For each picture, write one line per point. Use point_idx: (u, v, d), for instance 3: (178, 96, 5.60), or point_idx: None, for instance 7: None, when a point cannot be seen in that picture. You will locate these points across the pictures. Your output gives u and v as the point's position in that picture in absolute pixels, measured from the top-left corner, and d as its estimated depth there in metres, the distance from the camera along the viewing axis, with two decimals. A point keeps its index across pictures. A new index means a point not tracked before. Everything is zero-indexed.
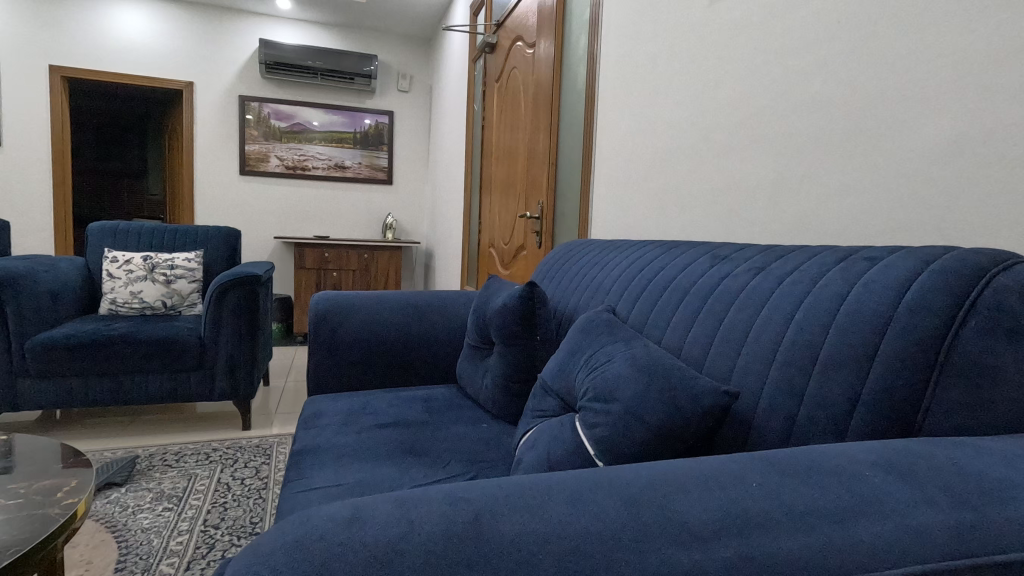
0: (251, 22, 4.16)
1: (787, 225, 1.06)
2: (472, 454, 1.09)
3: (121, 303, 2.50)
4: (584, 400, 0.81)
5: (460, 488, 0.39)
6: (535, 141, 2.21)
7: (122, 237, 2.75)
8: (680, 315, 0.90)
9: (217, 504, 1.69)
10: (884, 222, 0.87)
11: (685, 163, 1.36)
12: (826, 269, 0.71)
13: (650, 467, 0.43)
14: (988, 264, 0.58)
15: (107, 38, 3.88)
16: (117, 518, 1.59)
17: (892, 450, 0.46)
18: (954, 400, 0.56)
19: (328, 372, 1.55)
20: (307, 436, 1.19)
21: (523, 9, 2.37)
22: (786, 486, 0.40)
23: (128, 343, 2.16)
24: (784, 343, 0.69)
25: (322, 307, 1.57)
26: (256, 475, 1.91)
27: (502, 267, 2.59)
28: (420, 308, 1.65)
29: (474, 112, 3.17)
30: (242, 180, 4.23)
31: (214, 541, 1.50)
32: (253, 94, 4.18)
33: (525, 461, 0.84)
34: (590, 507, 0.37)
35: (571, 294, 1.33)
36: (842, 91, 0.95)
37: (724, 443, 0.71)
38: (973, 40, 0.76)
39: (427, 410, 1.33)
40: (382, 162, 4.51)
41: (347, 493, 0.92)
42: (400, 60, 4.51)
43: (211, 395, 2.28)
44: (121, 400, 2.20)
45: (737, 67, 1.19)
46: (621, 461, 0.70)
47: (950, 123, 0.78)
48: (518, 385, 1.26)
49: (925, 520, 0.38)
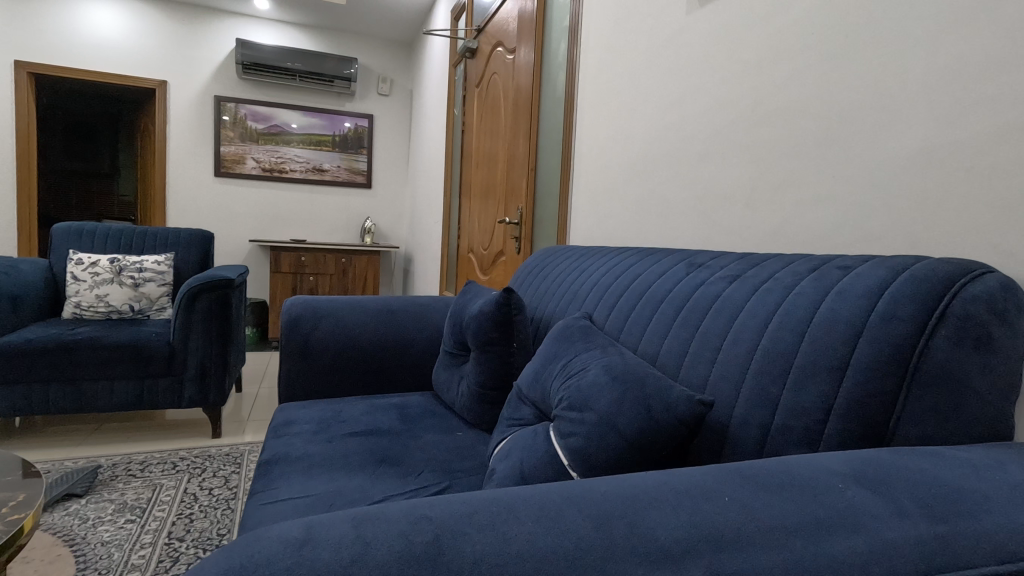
0: (229, 22, 4.09)
1: (762, 235, 1.07)
2: (445, 463, 1.06)
3: (85, 307, 2.42)
4: (559, 409, 0.80)
5: (424, 503, 0.37)
6: (515, 146, 2.20)
7: (89, 239, 2.67)
8: (656, 322, 0.89)
9: (183, 515, 1.63)
10: (856, 232, 0.88)
11: (662, 171, 1.36)
12: (800, 277, 0.71)
13: (620, 479, 0.42)
14: (958, 274, 0.59)
15: (76, 35, 3.77)
16: (75, 531, 1.52)
17: (864, 461, 0.46)
18: (926, 409, 0.56)
19: (300, 380, 1.51)
20: (277, 444, 1.16)
21: (504, 15, 2.37)
22: (758, 499, 0.39)
23: (93, 348, 2.08)
24: (759, 352, 0.68)
25: (295, 312, 1.54)
26: (225, 485, 1.85)
27: (481, 273, 2.58)
28: (396, 313, 1.62)
29: (454, 117, 3.16)
30: (216, 182, 4.15)
31: (179, 554, 1.44)
32: (229, 95, 4.10)
33: (498, 472, 0.82)
34: (556, 525, 0.35)
35: (549, 300, 1.32)
36: (817, 101, 0.96)
37: (699, 454, 0.70)
38: (940, 52, 0.77)
39: (402, 418, 1.30)
40: (361, 166, 4.46)
41: (315, 505, 0.89)
42: (380, 64, 4.47)
43: (179, 402, 2.20)
44: (85, 408, 2.12)
45: (712, 76, 1.20)
46: (595, 472, 0.69)
47: (920, 134, 0.79)
48: (493, 392, 1.24)
49: (896, 533, 0.37)
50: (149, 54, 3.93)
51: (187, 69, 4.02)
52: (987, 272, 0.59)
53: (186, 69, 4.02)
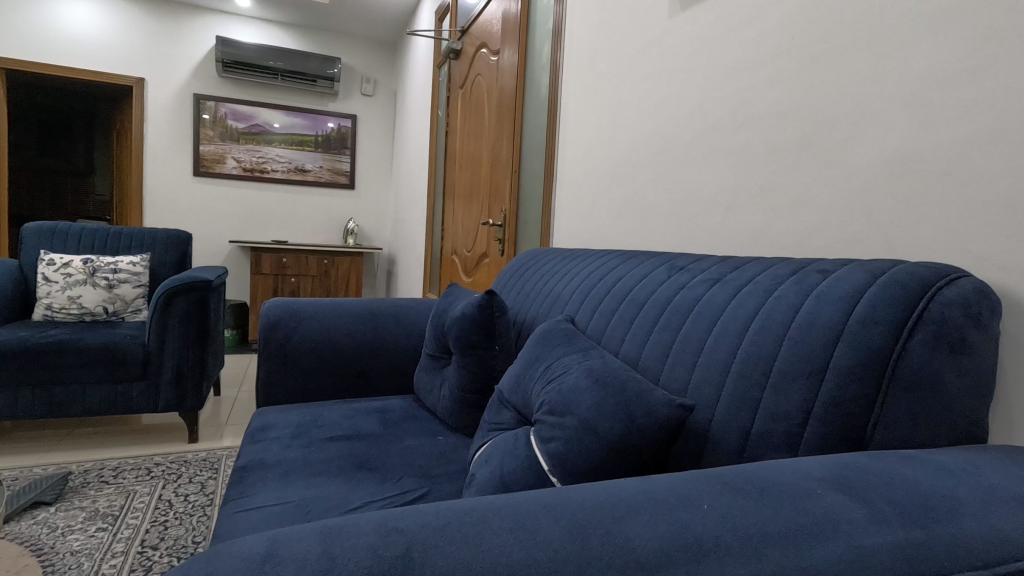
0: (209, 20, 4.02)
1: (742, 239, 1.07)
2: (426, 468, 1.05)
3: (57, 309, 2.35)
4: (540, 414, 0.79)
5: (395, 515, 0.36)
6: (498, 148, 2.19)
7: (61, 239, 2.59)
8: (637, 326, 0.89)
9: (157, 523, 1.59)
10: (835, 235, 0.89)
11: (645, 174, 1.36)
12: (780, 281, 0.71)
13: (600, 487, 0.41)
14: (934, 278, 0.59)
15: (49, 30, 3.67)
16: (43, 540, 1.47)
17: (843, 466, 0.46)
18: (903, 413, 0.56)
19: (279, 384, 1.48)
20: (254, 449, 1.13)
21: (488, 17, 2.37)
22: (735, 506, 0.39)
23: (64, 352, 2.02)
24: (739, 356, 0.68)
25: (273, 314, 1.51)
26: (201, 492, 1.81)
27: (465, 275, 2.56)
28: (376, 316, 1.60)
29: (438, 118, 3.14)
30: (195, 182, 4.07)
31: (151, 563, 1.40)
32: (209, 93, 4.04)
33: (478, 478, 0.81)
34: (532, 537, 0.34)
35: (531, 303, 1.31)
36: (797, 106, 0.97)
37: (679, 458, 0.70)
38: (916, 59, 0.78)
39: (383, 422, 1.29)
40: (344, 166, 4.41)
41: (291, 513, 0.87)
42: (364, 64, 4.44)
43: (154, 407, 2.15)
44: (55, 413, 2.05)
45: (694, 80, 1.21)
46: (575, 478, 0.68)
47: (897, 139, 0.80)
48: (475, 395, 1.23)
49: (873, 539, 0.37)
50: (128, 51, 3.85)
51: (166, 67, 3.94)
52: (962, 276, 0.60)
53: (165, 67, 3.94)
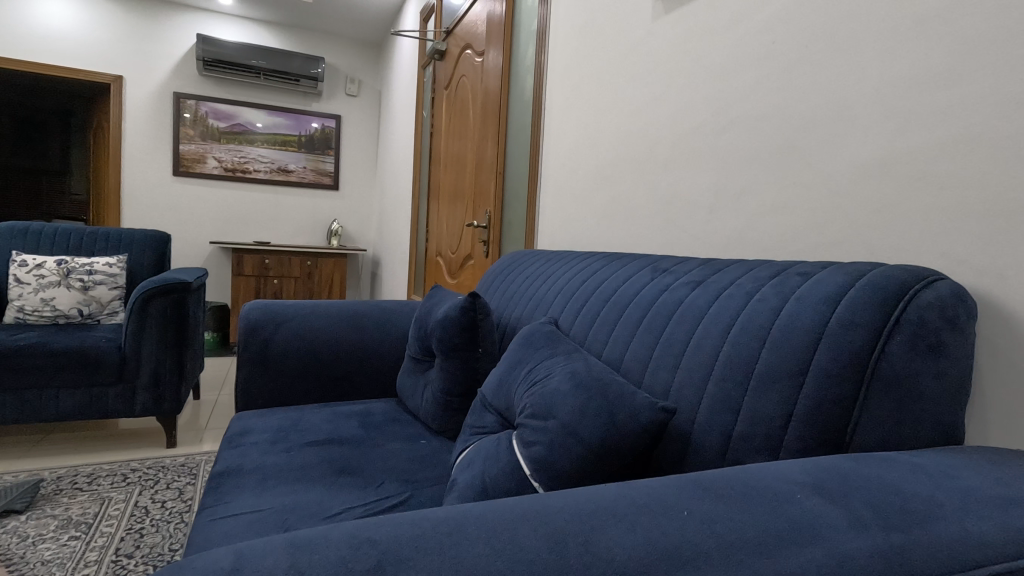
0: (188, 17, 3.95)
1: (724, 241, 1.07)
2: (408, 472, 1.04)
3: (29, 311, 2.28)
4: (522, 416, 0.78)
5: (369, 524, 0.35)
6: (483, 150, 2.18)
7: (34, 239, 2.53)
8: (621, 328, 0.89)
9: (133, 530, 1.55)
10: (815, 238, 0.90)
11: (628, 175, 1.36)
12: (760, 284, 0.72)
13: (581, 492, 0.41)
14: (912, 281, 0.60)
15: (22, 26, 3.58)
16: (13, 550, 1.43)
17: (822, 469, 0.46)
18: (882, 414, 0.56)
19: (259, 387, 1.46)
20: (231, 454, 1.11)
21: (473, 17, 2.36)
22: (717, 511, 0.38)
23: (37, 355, 1.97)
24: (721, 359, 0.68)
25: (253, 316, 1.48)
26: (179, 498, 1.77)
27: (449, 276, 2.55)
28: (359, 318, 1.58)
29: (423, 118, 3.12)
30: (174, 182, 4.00)
31: (126, 571, 1.37)
32: (189, 92, 3.97)
33: (459, 482, 0.80)
34: (509, 546, 0.33)
35: (514, 305, 1.30)
36: (778, 109, 0.97)
37: (661, 460, 0.70)
38: (896, 64, 0.79)
39: (364, 426, 1.27)
40: (328, 167, 4.37)
41: (269, 520, 0.85)
42: (348, 64, 4.40)
43: (131, 412, 2.10)
44: (26, 419, 1.99)
45: (678, 82, 1.21)
46: (556, 482, 0.68)
47: (878, 142, 0.81)
48: (458, 398, 1.22)
49: (854, 544, 0.37)
50: (105, 48, 3.77)
51: (144, 64, 3.86)
52: (940, 279, 0.61)
53: (143, 64, 3.86)
